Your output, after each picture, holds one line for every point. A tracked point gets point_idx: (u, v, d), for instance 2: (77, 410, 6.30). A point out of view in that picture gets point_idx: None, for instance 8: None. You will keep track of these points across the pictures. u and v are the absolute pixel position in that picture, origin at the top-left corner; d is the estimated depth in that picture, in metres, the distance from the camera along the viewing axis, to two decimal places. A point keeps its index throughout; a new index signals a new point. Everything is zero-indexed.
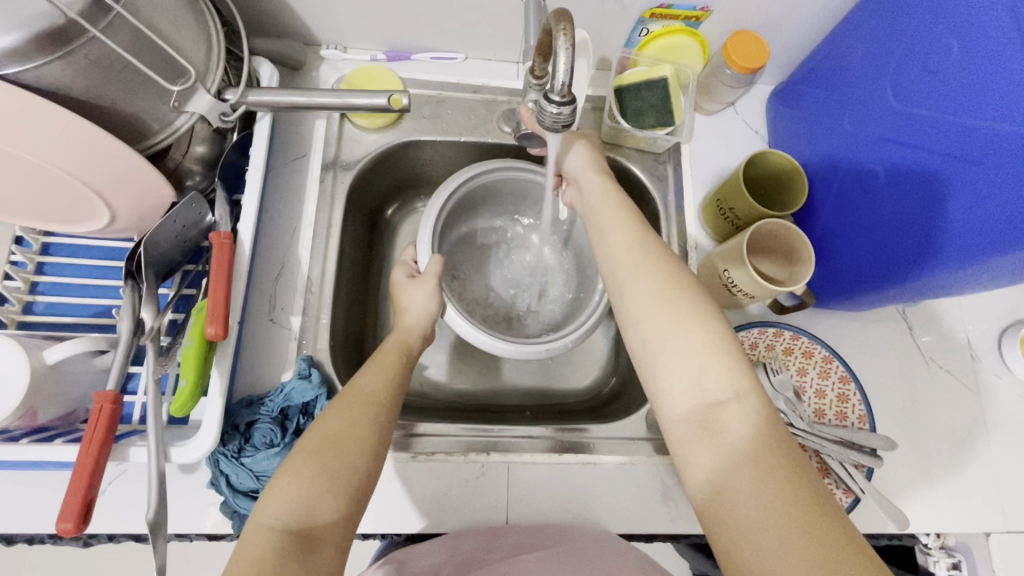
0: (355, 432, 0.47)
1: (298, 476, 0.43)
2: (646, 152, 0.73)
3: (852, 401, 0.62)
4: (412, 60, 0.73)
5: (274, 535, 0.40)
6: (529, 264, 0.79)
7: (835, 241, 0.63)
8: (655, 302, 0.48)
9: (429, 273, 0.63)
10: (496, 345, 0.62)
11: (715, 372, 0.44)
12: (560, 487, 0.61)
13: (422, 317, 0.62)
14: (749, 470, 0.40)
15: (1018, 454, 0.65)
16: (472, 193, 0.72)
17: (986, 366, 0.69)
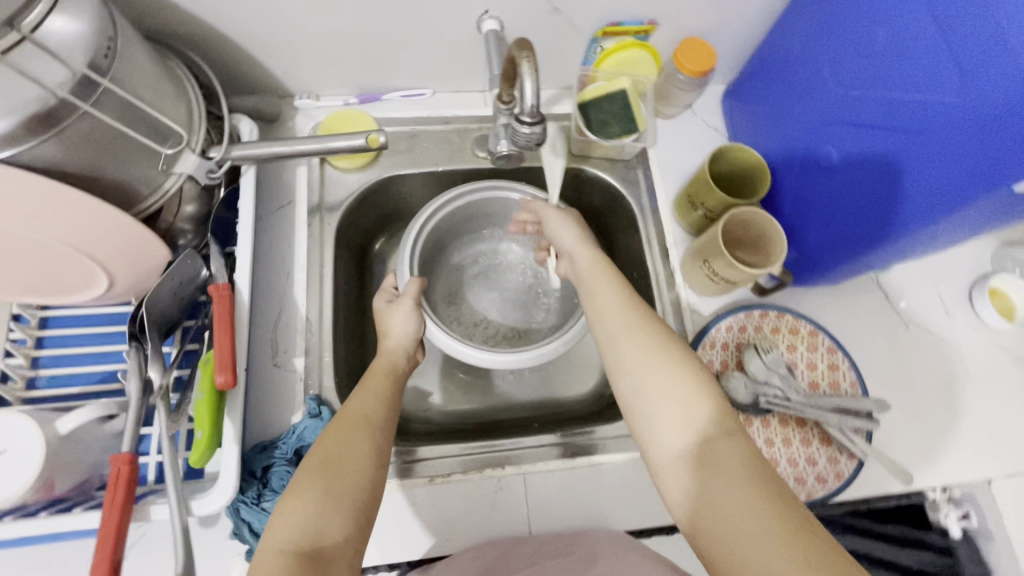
0: (353, 453, 0.49)
1: (305, 497, 0.45)
2: (615, 160, 0.77)
3: (842, 369, 0.65)
4: (383, 100, 0.76)
5: (284, 555, 0.41)
6: (519, 276, 0.82)
7: (793, 218, 0.67)
8: (646, 350, 0.51)
9: (406, 296, 0.66)
10: (490, 359, 0.65)
11: (698, 402, 0.47)
12: (578, 491, 0.62)
13: (403, 340, 0.64)
14: (740, 501, 0.41)
15: (996, 399, 0.69)
16: (450, 219, 0.76)
17: (957, 321, 0.73)
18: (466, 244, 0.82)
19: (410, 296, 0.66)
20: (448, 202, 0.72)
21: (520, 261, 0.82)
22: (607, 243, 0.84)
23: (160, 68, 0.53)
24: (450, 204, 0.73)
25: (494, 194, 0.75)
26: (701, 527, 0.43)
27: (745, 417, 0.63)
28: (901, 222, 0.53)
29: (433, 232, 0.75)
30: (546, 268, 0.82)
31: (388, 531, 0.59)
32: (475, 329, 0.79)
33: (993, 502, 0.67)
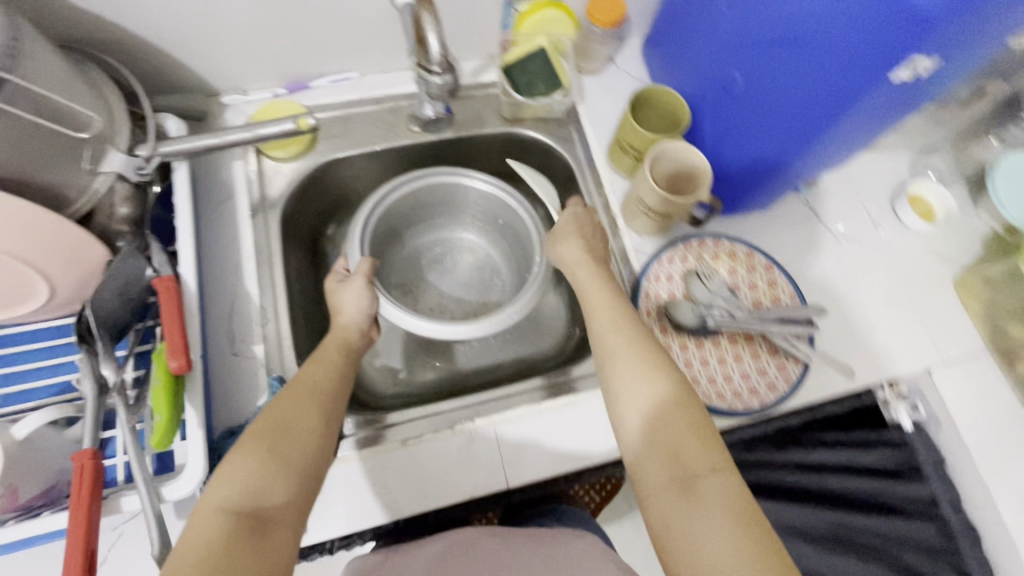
0: (299, 418, 0.53)
1: (250, 462, 0.48)
2: (547, 120, 0.79)
3: (780, 284, 0.68)
4: (311, 88, 0.77)
5: (225, 514, 0.44)
6: (472, 261, 0.85)
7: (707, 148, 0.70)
8: (646, 383, 0.54)
9: (359, 274, 0.66)
10: (450, 330, 0.66)
11: (688, 439, 0.50)
12: (550, 433, 0.64)
13: (358, 315, 0.65)
14: (718, 532, 0.45)
15: (920, 296, 0.75)
16: (395, 209, 0.77)
17: (882, 229, 0.78)
18: (419, 235, 0.84)
19: (362, 275, 0.66)
20: (388, 193, 0.73)
21: (474, 247, 0.85)
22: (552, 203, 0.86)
23: (73, 70, 0.53)
24: (393, 193, 0.74)
25: (436, 180, 0.76)
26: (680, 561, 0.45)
27: (695, 340, 0.66)
28: (806, 128, 0.57)
29: (382, 219, 0.75)
30: (495, 251, 0.85)
31: (368, 497, 0.60)
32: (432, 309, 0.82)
33: (935, 389, 0.72)
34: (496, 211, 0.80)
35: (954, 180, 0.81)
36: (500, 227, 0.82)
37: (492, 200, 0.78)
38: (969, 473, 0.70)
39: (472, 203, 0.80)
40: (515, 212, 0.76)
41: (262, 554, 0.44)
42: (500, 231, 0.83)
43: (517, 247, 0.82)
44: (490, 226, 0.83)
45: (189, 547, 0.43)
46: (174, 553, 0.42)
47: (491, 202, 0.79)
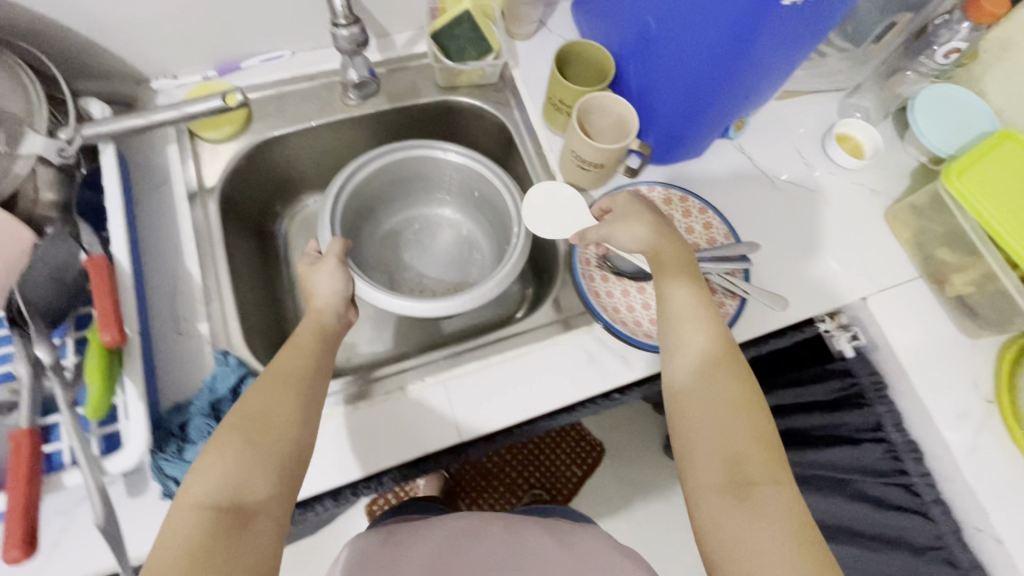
0: (275, 408, 0.51)
1: (225, 457, 0.46)
2: (482, 86, 0.80)
3: (715, 226, 0.70)
4: (243, 68, 0.76)
5: (200, 512, 0.43)
6: (451, 238, 0.86)
7: (636, 99, 0.71)
8: (713, 383, 0.53)
9: (331, 256, 0.65)
10: (431, 305, 0.66)
11: (752, 447, 0.50)
12: (501, 386, 0.65)
13: (334, 296, 0.63)
14: (774, 541, 0.45)
15: (852, 228, 0.78)
16: (368, 187, 0.78)
17: (814, 169, 0.81)
18: (395, 215, 0.85)
19: (335, 256, 0.65)
20: (356, 170, 0.73)
21: (452, 224, 0.87)
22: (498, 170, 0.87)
23: None
24: (361, 170, 0.75)
25: (408, 154, 0.77)
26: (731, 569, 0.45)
27: (637, 284, 0.69)
28: (719, 60, 0.59)
29: (352, 200, 0.76)
30: (473, 226, 0.86)
31: (322, 462, 0.60)
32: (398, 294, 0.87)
33: (871, 316, 0.75)
34: (470, 182, 0.81)
35: (880, 118, 0.84)
36: (476, 201, 0.83)
37: (464, 172, 0.79)
38: (907, 392, 0.73)
39: (448, 177, 0.81)
40: (488, 180, 0.77)
41: (240, 548, 0.43)
42: (476, 204, 0.83)
43: (494, 219, 0.82)
44: (466, 201, 0.84)
45: (166, 547, 0.42)
46: (152, 556, 0.41)
47: (463, 173, 0.79)
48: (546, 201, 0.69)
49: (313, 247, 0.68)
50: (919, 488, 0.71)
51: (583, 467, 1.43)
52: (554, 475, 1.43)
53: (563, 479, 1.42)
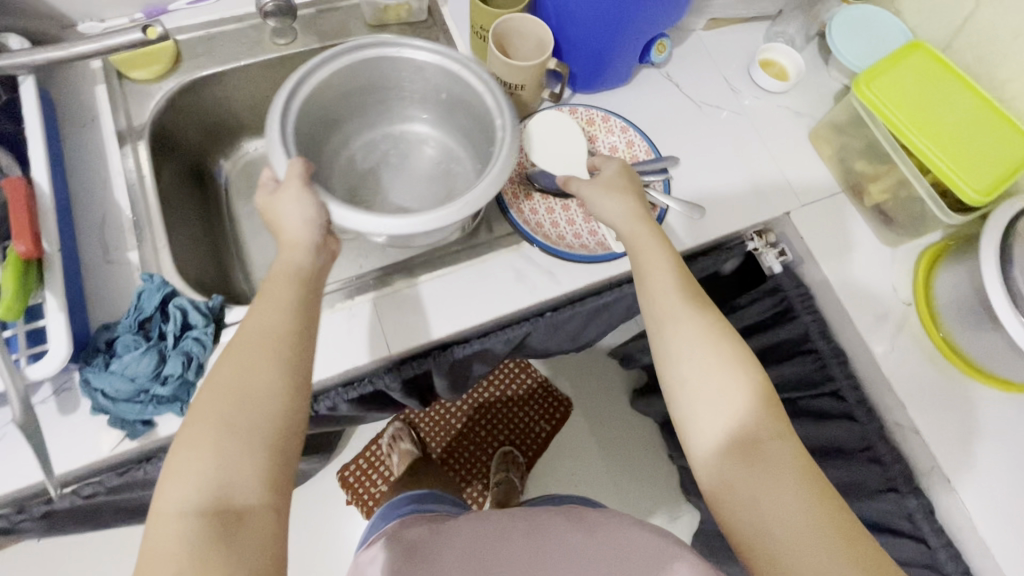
0: (251, 383, 0.47)
1: (200, 453, 0.44)
2: (412, 24, 0.81)
3: (636, 143, 0.73)
4: (170, 11, 0.76)
5: (186, 519, 0.42)
6: (426, 154, 0.79)
7: (556, 27, 0.72)
8: (712, 348, 0.53)
9: (292, 177, 0.55)
10: (404, 223, 0.55)
11: (751, 408, 0.51)
12: (431, 302, 0.67)
13: (300, 226, 0.54)
14: (794, 500, 0.47)
15: (777, 148, 0.80)
16: (320, 101, 0.67)
17: (742, 94, 0.83)
18: (361, 136, 0.77)
19: (299, 178, 0.55)
20: (302, 78, 0.61)
21: (424, 138, 0.79)
22: None
23: None
24: (307, 80, 0.63)
25: (361, 58, 0.65)
26: (753, 533, 0.48)
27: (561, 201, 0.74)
28: None
29: (304, 118, 0.65)
30: (450, 139, 0.78)
31: None
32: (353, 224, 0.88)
33: (794, 229, 0.77)
34: (435, 84, 0.70)
35: (803, 44, 0.86)
36: (445, 107, 0.73)
37: (429, 72, 0.68)
38: (831, 301, 0.75)
39: (409, 83, 0.71)
40: (458, 78, 0.66)
41: (235, 546, 0.42)
42: (447, 112, 0.74)
43: (468, 126, 0.73)
44: (434, 110, 0.75)
45: (159, 557, 0.41)
46: (143, 561, 0.41)
47: (426, 72, 0.68)
48: (551, 133, 0.73)
49: (266, 171, 0.58)
50: (844, 391, 0.74)
51: (551, 423, 1.47)
52: (523, 431, 1.46)
53: (532, 435, 1.46)
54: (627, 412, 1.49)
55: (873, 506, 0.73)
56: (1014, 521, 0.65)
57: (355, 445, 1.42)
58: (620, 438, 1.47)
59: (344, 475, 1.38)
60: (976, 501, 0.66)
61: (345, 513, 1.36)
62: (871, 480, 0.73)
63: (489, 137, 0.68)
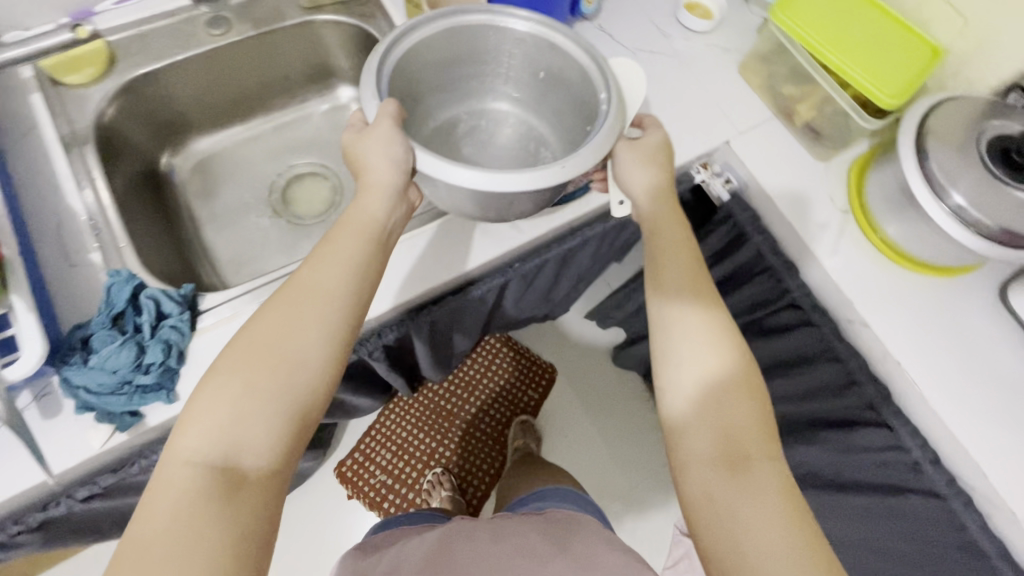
0: (290, 336, 0.50)
1: (224, 402, 0.47)
2: (345, 3, 0.82)
3: None
4: (98, 13, 0.75)
5: (194, 469, 0.45)
6: (510, 133, 0.76)
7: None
8: (711, 352, 0.57)
9: (384, 116, 0.56)
10: (491, 179, 0.54)
11: (741, 419, 0.54)
12: (399, 266, 0.69)
13: (389, 170, 0.56)
14: (769, 516, 0.48)
15: (712, 84, 0.85)
16: (417, 59, 0.66)
17: (673, 37, 0.87)
18: (449, 109, 0.75)
19: (390, 118, 0.56)
20: (404, 32, 0.61)
21: (511, 118, 0.77)
22: None
23: None
24: (413, 31, 0.62)
25: (463, 22, 0.65)
26: (718, 536, 0.49)
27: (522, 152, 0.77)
28: None
29: (401, 75, 0.65)
30: (538, 121, 0.76)
31: None
32: (325, 203, 0.89)
33: (734, 155, 0.81)
34: (537, 60, 0.69)
35: None
36: (541, 85, 0.72)
37: (533, 47, 0.67)
38: (777, 220, 0.80)
39: (509, 54, 0.70)
40: (566, 53, 0.65)
41: (233, 509, 0.44)
42: (542, 92, 0.72)
43: (561, 106, 0.72)
44: (528, 88, 0.73)
45: (159, 499, 0.43)
46: (146, 499, 0.44)
47: (529, 46, 0.67)
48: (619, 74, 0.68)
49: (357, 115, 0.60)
50: (799, 300, 0.79)
51: (538, 390, 1.50)
52: (512, 401, 1.49)
53: (520, 403, 1.49)
54: (610, 371, 1.54)
55: (840, 403, 0.79)
56: (964, 400, 0.71)
57: (350, 439, 1.42)
58: (607, 398, 1.52)
59: (342, 471, 1.37)
60: (918, 378, 0.71)
61: (347, 508, 1.36)
62: (835, 379, 0.78)
63: (591, 119, 0.66)
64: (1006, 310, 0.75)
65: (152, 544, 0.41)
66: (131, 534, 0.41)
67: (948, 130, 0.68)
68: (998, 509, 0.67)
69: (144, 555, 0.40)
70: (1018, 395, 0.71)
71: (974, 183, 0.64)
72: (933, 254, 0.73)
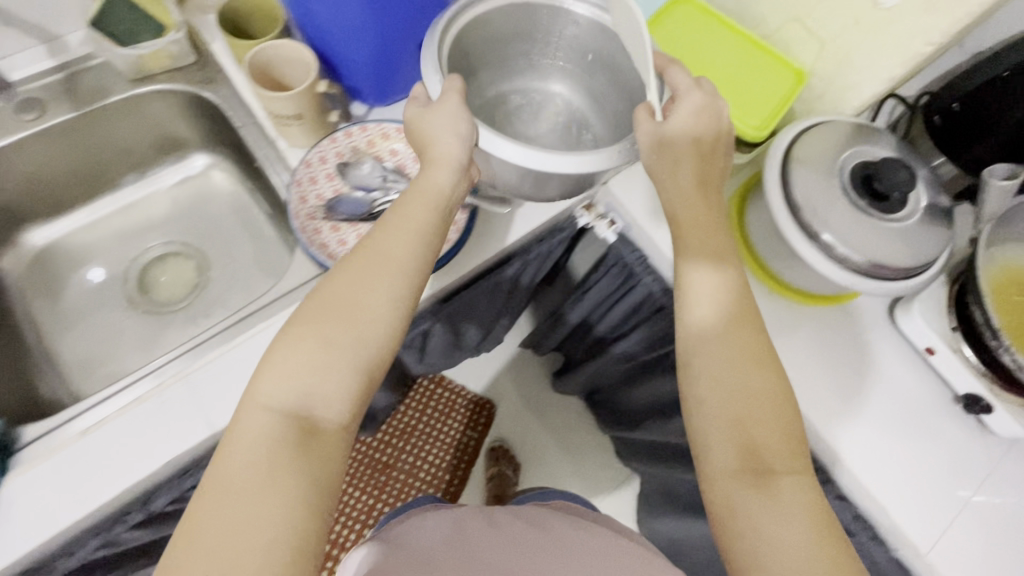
0: (367, 298, 0.50)
1: (299, 354, 0.47)
2: (178, 69, 0.75)
3: (390, 133, 0.69)
4: None
5: (270, 415, 0.45)
6: (558, 114, 0.71)
7: (320, 43, 0.68)
8: (736, 335, 0.54)
9: (451, 94, 0.54)
10: (549, 160, 0.53)
11: (775, 409, 0.52)
12: (247, 368, 0.62)
13: (455, 147, 0.54)
14: (797, 514, 0.47)
15: None
16: (472, 37, 0.63)
17: None
18: (498, 86, 0.71)
19: (457, 93, 0.54)
20: (463, 11, 0.58)
21: (560, 98, 0.72)
22: (234, 152, 0.82)
23: None
24: (465, 14, 0.60)
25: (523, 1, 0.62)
26: (736, 517, 0.48)
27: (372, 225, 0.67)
28: None
29: (455, 55, 0.62)
30: (585, 101, 0.71)
31: (53, 500, 0.56)
32: (190, 283, 0.82)
33: (615, 198, 0.78)
34: (585, 41, 0.65)
35: None
36: (593, 68, 0.68)
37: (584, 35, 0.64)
38: (662, 260, 0.77)
39: (563, 34, 0.65)
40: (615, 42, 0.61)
41: (309, 458, 0.44)
42: (593, 75, 0.68)
43: (611, 91, 0.68)
44: (581, 68, 0.69)
45: (240, 442, 0.44)
46: (227, 440, 0.45)
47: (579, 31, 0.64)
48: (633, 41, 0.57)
49: (419, 89, 0.58)
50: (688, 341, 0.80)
51: (477, 428, 1.45)
52: (450, 442, 1.44)
53: (458, 443, 1.44)
54: (553, 398, 1.48)
55: None
56: (861, 432, 0.69)
57: None
58: (551, 427, 1.47)
59: None
60: (843, 376, 0.72)
61: None
62: None
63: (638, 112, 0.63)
64: (897, 330, 0.74)
65: (229, 488, 0.42)
66: (211, 475, 0.43)
67: (813, 160, 0.65)
68: (902, 541, 0.66)
69: (208, 501, 0.41)
70: (915, 417, 0.71)
71: (839, 217, 0.62)
72: (808, 285, 0.70)
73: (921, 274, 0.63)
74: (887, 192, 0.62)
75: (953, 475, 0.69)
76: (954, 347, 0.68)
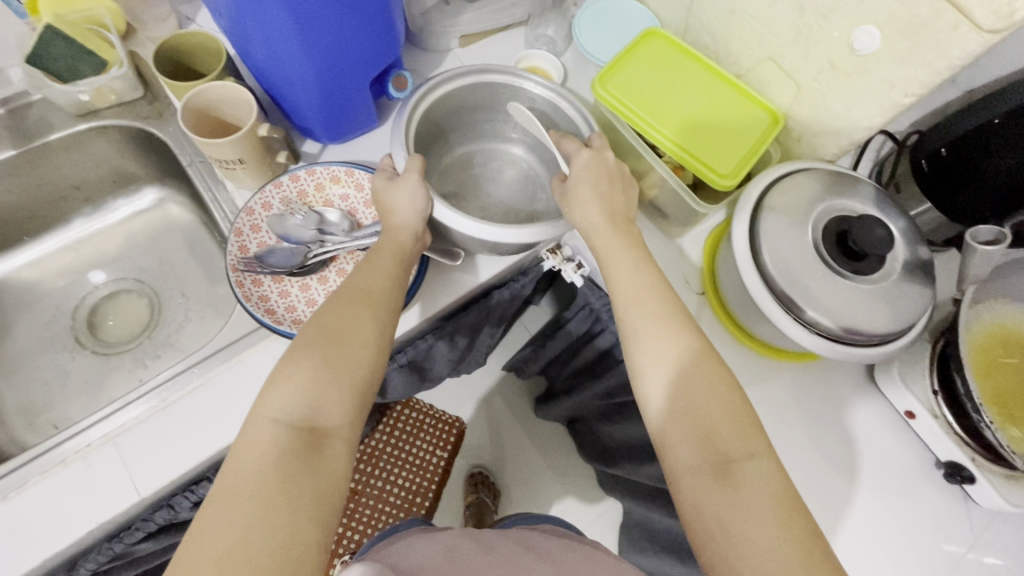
0: (356, 325, 0.50)
1: (300, 373, 0.47)
2: (125, 105, 0.72)
3: (340, 178, 0.67)
4: None
5: (277, 427, 0.45)
6: (514, 177, 0.70)
7: (265, 84, 0.66)
8: (703, 359, 0.51)
9: (410, 170, 0.56)
10: (490, 230, 0.55)
11: (716, 403, 0.49)
12: (178, 430, 0.59)
13: (413, 217, 0.56)
14: (764, 510, 0.44)
15: None
16: (444, 106, 0.65)
17: None
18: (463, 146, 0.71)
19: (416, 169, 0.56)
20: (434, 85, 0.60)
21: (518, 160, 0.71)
22: (187, 186, 0.79)
23: None
24: (433, 88, 0.61)
25: (485, 78, 0.63)
26: (708, 521, 0.46)
27: (315, 275, 0.65)
28: (314, 20, 0.54)
29: (426, 120, 0.63)
30: (541, 169, 0.70)
31: None
32: (142, 322, 0.80)
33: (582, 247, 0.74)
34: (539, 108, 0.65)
35: (565, 45, 0.79)
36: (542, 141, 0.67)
37: (527, 113, 0.61)
38: None
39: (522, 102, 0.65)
40: (571, 122, 0.63)
41: (315, 470, 0.43)
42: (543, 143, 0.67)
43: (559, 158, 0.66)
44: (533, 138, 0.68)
45: (244, 453, 0.43)
46: (231, 453, 0.44)
47: (521, 115, 0.62)
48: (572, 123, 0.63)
49: (388, 161, 0.60)
50: None
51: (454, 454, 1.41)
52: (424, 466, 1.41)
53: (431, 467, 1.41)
54: (535, 424, 1.44)
55: None
56: (830, 498, 0.65)
57: None
58: (532, 456, 1.42)
59: None
60: (815, 438, 0.67)
61: None
62: None
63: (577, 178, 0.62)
64: (875, 388, 0.70)
65: (237, 491, 0.41)
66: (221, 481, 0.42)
67: (786, 216, 0.61)
68: None
69: (217, 501, 0.41)
70: (892, 480, 0.67)
71: (810, 280, 0.58)
72: (777, 342, 0.66)
73: (897, 338, 0.59)
74: (862, 254, 0.57)
75: (929, 541, 0.65)
76: (935, 411, 0.65)
